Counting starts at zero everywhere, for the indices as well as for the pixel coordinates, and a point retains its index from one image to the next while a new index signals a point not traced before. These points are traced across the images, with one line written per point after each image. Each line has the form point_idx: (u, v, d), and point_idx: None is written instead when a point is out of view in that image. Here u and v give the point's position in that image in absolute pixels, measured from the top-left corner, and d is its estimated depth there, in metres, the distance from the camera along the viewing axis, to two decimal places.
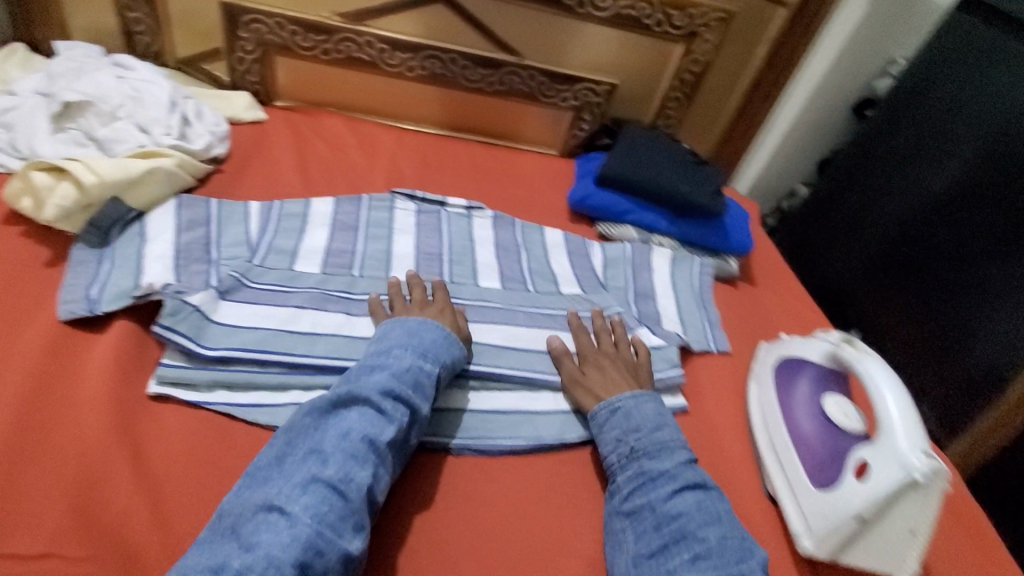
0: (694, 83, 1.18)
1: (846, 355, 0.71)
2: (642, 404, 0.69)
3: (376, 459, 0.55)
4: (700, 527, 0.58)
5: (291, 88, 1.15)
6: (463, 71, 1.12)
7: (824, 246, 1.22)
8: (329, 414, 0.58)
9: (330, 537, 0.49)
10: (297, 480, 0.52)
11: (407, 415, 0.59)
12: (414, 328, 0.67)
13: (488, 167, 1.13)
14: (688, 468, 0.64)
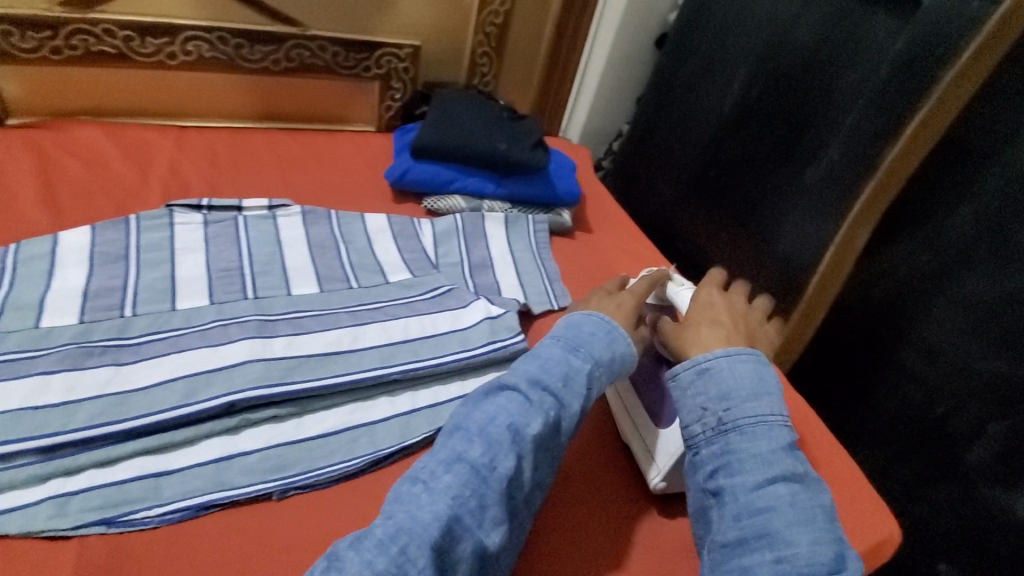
0: (499, 35, 1.13)
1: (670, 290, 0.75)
2: (737, 365, 0.58)
3: (519, 449, 0.53)
4: (788, 528, 0.49)
5: (22, 100, 0.93)
6: (240, 51, 0.97)
7: (643, 179, 1.17)
8: (480, 403, 0.57)
9: (468, 525, 0.49)
10: (442, 457, 0.52)
11: (556, 407, 0.57)
12: (575, 321, 0.65)
13: (293, 155, 1.01)
14: (787, 456, 0.53)
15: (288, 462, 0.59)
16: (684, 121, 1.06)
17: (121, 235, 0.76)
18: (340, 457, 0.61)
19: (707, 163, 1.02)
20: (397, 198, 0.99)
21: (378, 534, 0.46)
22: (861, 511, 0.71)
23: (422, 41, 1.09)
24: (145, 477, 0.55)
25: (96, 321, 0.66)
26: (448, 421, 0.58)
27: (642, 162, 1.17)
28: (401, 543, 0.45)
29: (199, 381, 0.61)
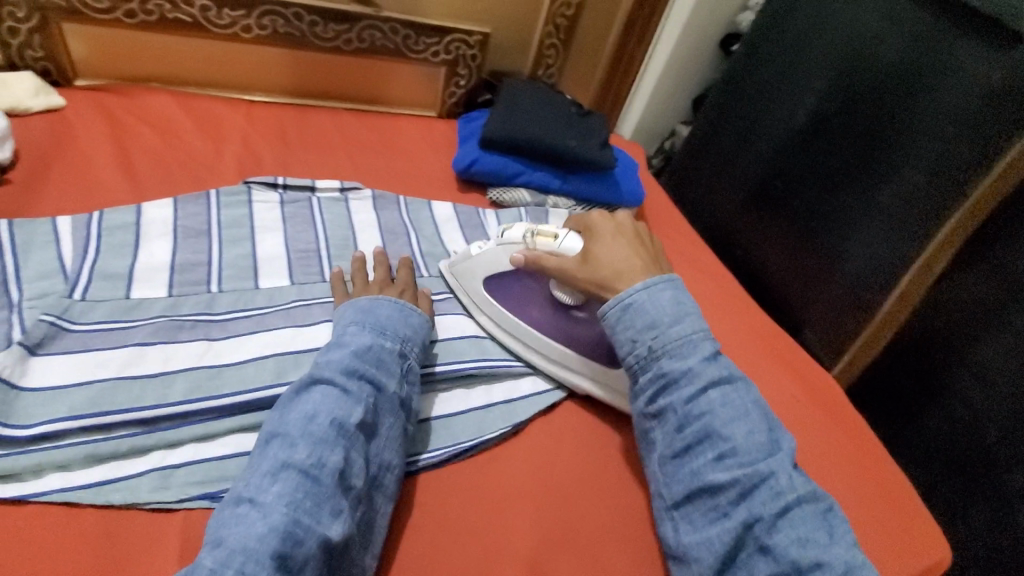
0: (568, 28, 1.13)
1: (545, 244, 0.71)
2: (657, 292, 0.63)
3: (347, 442, 0.51)
4: (723, 426, 0.56)
5: (94, 61, 0.91)
6: (313, 28, 0.96)
7: (704, 183, 1.17)
8: (294, 402, 0.54)
9: (308, 523, 0.45)
10: (266, 470, 0.48)
11: (373, 393, 0.56)
12: (367, 307, 0.64)
13: (358, 137, 1.00)
14: (713, 364, 0.59)
15: None
16: (753, 124, 1.05)
17: (199, 210, 0.76)
18: (419, 447, 0.62)
19: (773, 175, 1.02)
20: (461, 187, 0.99)
21: (207, 565, 0.42)
22: (907, 538, 0.71)
23: (491, 28, 1.08)
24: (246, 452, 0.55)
25: (184, 295, 0.66)
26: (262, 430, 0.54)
27: (704, 167, 1.17)
28: (236, 568, 0.42)
29: (289, 361, 0.61)
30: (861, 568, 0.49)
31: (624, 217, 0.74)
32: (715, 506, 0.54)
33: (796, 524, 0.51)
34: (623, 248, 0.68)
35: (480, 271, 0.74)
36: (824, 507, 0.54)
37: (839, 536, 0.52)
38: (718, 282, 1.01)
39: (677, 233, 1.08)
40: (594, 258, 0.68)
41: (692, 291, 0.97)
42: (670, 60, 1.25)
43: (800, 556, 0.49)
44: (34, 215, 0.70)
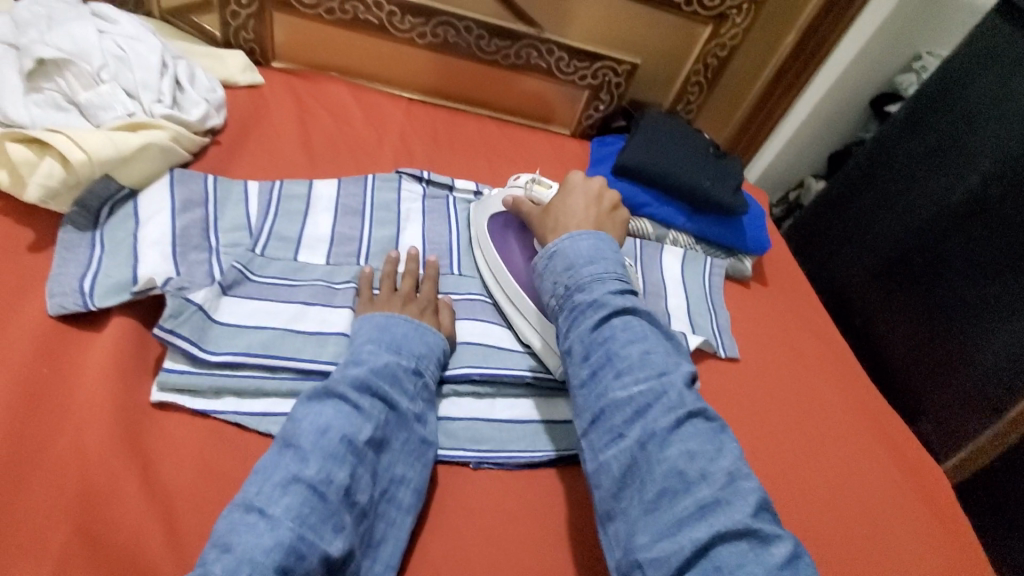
0: (717, 69, 1.13)
1: (537, 192, 0.80)
2: (577, 241, 0.63)
3: (354, 458, 0.53)
4: (623, 347, 0.54)
5: (290, 47, 1.04)
6: (478, 42, 1.03)
7: (832, 247, 1.14)
8: (307, 411, 0.54)
9: (312, 539, 0.47)
10: (276, 481, 0.49)
11: (384, 410, 0.57)
12: (383, 323, 0.65)
13: (498, 144, 1.07)
14: (619, 295, 0.58)
15: (484, 437, 0.66)
16: (900, 195, 1.02)
17: (359, 192, 0.85)
18: (523, 445, 0.67)
19: (912, 251, 0.98)
20: None
21: (216, 573, 0.43)
22: None
23: (642, 60, 1.11)
24: None
25: (338, 265, 0.75)
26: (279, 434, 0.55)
27: (834, 228, 1.14)
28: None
29: None
30: (748, 479, 0.47)
31: (594, 179, 0.76)
32: (612, 428, 0.51)
33: (687, 438, 0.49)
34: (575, 202, 0.71)
35: (485, 212, 0.83)
36: (719, 424, 0.52)
37: (726, 448, 0.49)
38: (830, 347, 0.98)
39: (795, 288, 1.06)
40: (549, 209, 0.72)
41: (800, 349, 0.95)
42: (814, 111, 1.22)
43: (689, 469, 0.47)
44: (231, 175, 0.81)
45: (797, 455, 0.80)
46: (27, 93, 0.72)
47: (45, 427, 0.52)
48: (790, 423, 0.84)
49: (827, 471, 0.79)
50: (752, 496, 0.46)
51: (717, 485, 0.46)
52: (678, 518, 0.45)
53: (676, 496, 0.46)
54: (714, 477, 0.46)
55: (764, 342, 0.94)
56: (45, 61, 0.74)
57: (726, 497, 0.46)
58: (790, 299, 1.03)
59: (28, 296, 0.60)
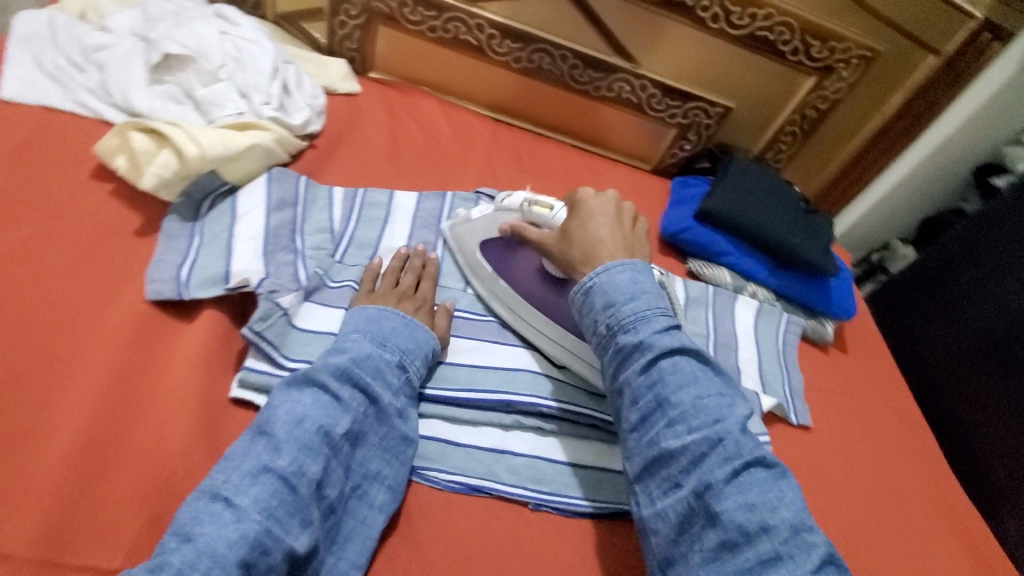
0: (814, 120, 1.09)
1: (538, 214, 0.71)
2: (614, 273, 0.60)
3: (329, 451, 0.52)
4: (674, 393, 0.53)
5: (388, 59, 1.06)
6: (572, 71, 1.03)
7: (920, 320, 1.10)
8: (283, 398, 0.54)
9: (279, 534, 0.47)
10: (245, 470, 0.48)
11: (365, 403, 0.57)
12: (374, 316, 0.64)
13: (578, 173, 1.06)
14: (666, 335, 0.56)
15: (544, 478, 0.64)
16: (1002, 274, 0.97)
17: (438, 207, 0.85)
18: (583, 491, 0.64)
19: (1012, 334, 0.94)
20: (662, 249, 0.99)
21: (175, 564, 0.42)
22: None
23: (736, 104, 1.08)
24: (442, 437, 0.64)
25: None
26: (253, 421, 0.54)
27: (923, 300, 1.10)
28: (201, 571, 0.42)
29: (480, 375, 0.68)
30: (813, 532, 0.47)
31: (608, 194, 0.69)
32: (668, 477, 0.52)
33: (745, 489, 0.49)
34: (601, 231, 0.65)
35: (478, 236, 0.76)
36: (778, 470, 0.51)
37: (789, 498, 0.49)
38: (910, 428, 0.91)
39: (875, 359, 0.99)
40: (569, 236, 0.66)
41: (876, 425, 0.89)
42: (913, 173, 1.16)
43: (748, 521, 0.47)
44: (322, 180, 0.84)
45: (867, 543, 0.74)
46: (150, 83, 0.78)
47: (131, 412, 0.53)
48: (860, 505, 0.78)
49: (901, 564, 0.73)
50: (816, 550, 0.46)
51: (780, 539, 0.46)
52: (740, 568, 0.46)
53: (736, 547, 0.47)
54: (778, 532, 0.46)
55: (837, 412, 0.88)
56: (170, 57, 0.79)
57: (789, 550, 0.46)
58: (869, 369, 0.97)
59: (131, 277, 0.62)
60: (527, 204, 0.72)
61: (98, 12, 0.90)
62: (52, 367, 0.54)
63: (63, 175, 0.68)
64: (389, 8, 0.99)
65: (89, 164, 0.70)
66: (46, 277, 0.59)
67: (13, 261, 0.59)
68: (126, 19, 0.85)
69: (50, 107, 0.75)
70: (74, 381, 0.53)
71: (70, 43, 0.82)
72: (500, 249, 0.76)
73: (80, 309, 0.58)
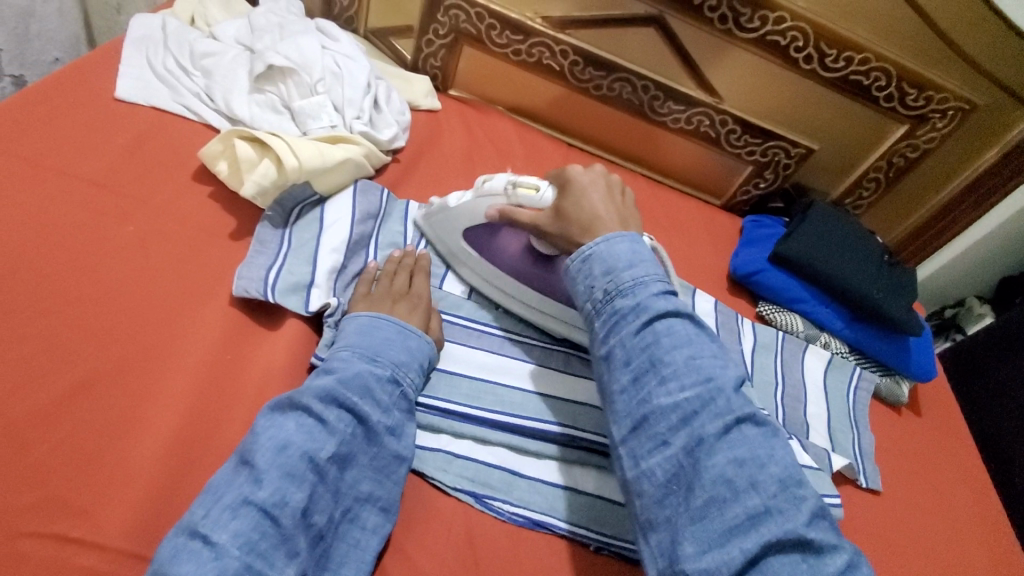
0: (901, 168, 1.05)
1: (525, 197, 0.69)
2: (613, 243, 0.59)
3: (315, 477, 0.51)
4: (668, 353, 0.52)
5: (469, 78, 1.08)
6: (652, 102, 1.03)
7: (1000, 389, 1.07)
8: (267, 424, 0.52)
9: (261, 568, 0.46)
10: (226, 503, 0.47)
11: (353, 423, 0.55)
12: (366, 326, 0.62)
13: (647, 203, 1.05)
14: (663, 298, 0.55)
15: (607, 521, 0.62)
16: None
17: None
18: None
19: None
20: (730, 289, 0.97)
21: None
22: None
23: (820, 145, 1.04)
24: (507, 465, 0.63)
25: (479, 304, 0.76)
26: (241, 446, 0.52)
27: (1003, 371, 1.07)
28: None
29: (549, 406, 0.68)
30: (801, 486, 0.47)
31: (595, 169, 0.70)
32: (655, 435, 0.50)
33: (734, 445, 0.48)
34: (594, 203, 0.65)
35: (459, 223, 0.74)
36: (769, 429, 0.50)
37: (777, 455, 0.48)
38: (987, 507, 0.85)
39: (951, 427, 0.93)
40: (565, 214, 0.66)
41: (951, 498, 0.84)
42: (997, 230, 1.11)
43: (739, 475, 0.46)
44: (402, 195, 0.85)
45: None
46: (252, 92, 0.82)
47: (221, 411, 0.55)
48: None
49: None
50: (804, 504, 0.46)
51: (768, 494, 0.46)
52: (727, 526, 0.45)
53: (724, 504, 0.46)
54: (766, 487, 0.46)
55: (909, 479, 0.83)
56: (273, 68, 0.83)
57: (778, 505, 0.45)
58: (943, 435, 0.92)
59: (224, 279, 0.65)
60: (511, 187, 0.70)
61: (206, 19, 0.95)
62: (151, 363, 0.56)
63: (167, 175, 0.72)
64: (477, 29, 1.00)
65: (191, 167, 0.74)
66: (147, 274, 0.62)
67: (120, 255, 0.63)
68: (232, 28, 0.89)
69: (159, 109, 0.79)
70: (169, 381, 0.56)
71: (180, 48, 0.86)
72: (485, 235, 0.75)
73: (175, 308, 0.61)
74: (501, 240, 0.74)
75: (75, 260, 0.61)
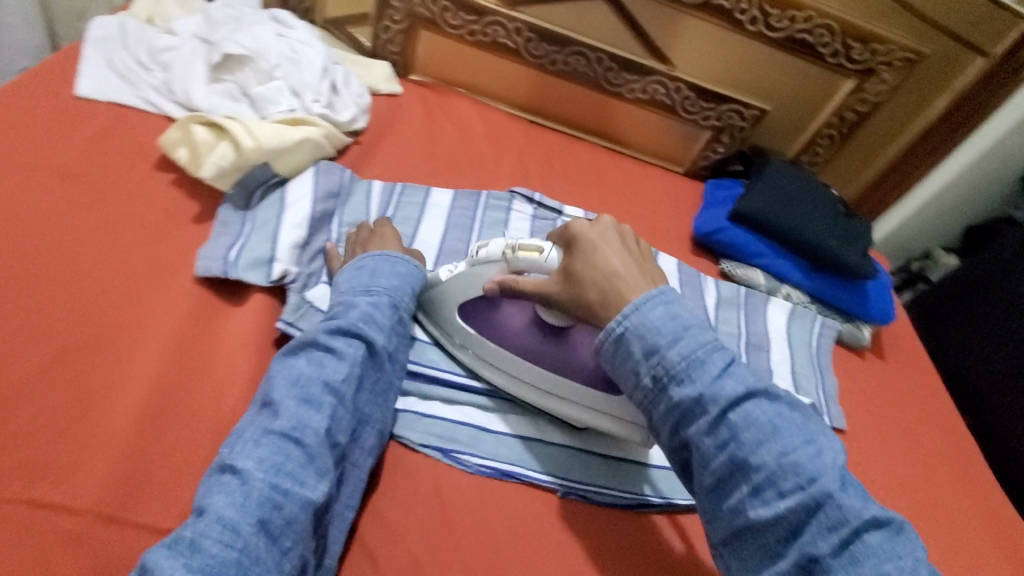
0: (853, 123, 1.09)
1: (527, 260, 0.62)
2: (647, 312, 0.55)
3: (333, 401, 0.55)
4: (753, 451, 0.50)
5: (428, 62, 1.10)
6: (607, 73, 1.05)
7: (967, 334, 1.10)
8: (281, 366, 0.56)
9: (288, 488, 0.49)
10: (250, 435, 0.51)
11: (361, 350, 0.59)
12: (359, 268, 0.66)
13: (609, 173, 1.07)
14: (726, 377, 0.52)
15: (573, 467, 0.65)
16: None
17: (472, 205, 0.88)
18: (609, 483, 0.65)
19: None
20: (693, 250, 0.99)
21: (187, 536, 0.44)
22: None
23: (773, 107, 1.07)
24: (473, 421, 0.66)
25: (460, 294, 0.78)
26: (259, 390, 0.56)
27: (967, 317, 1.10)
28: (215, 539, 0.44)
29: None
30: None
31: (602, 221, 0.63)
32: (766, 545, 0.49)
33: (862, 562, 0.46)
34: (609, 265, 0.59)
35: (457, 297, 0.67)
36: (891, 526, 0.48)
37: (904, 560, 0.46)
38: (952, 439, 0.88)
39: (915, 369, 0.96)
40: (576, 277, 0.59)
41: (915, 434, 0.86)
42: (953, 180, 1.14)
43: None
44: (365, 175, 0.88)
45: None
46: (210, 82, 0.84)
47: (190, 380, 0.57)
48: (900, 513, 0.76)
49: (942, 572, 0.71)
50: None
51: None
52: None
53: None
54: None
55: (873, 417, 0.86)
56: (229, 57, 0.85)
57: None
58: (906, 375, 0.95)
59: (189, 259, 0.67)
60: (511, 252, 0.62)
61: (164, 17, 0.97)
62: (115, 339, 0.58)
63: (129, 164, 0.73)
64: (432, 12, 1.02)
65: (152, 156, 0.75)
66: (112, 257, 0.64)
67: (84, 240, 0.64)
68: (189, 23, 0.91)
69: (117, 103, 0.80)
70: (134, 354, 0.57)
71: (137, 44, 0.87)
72: (485, 308, 0.68)
73: (140, 288, 0.63)
74: (507, 313, 0.68)
75: (40, 247, 0.62)
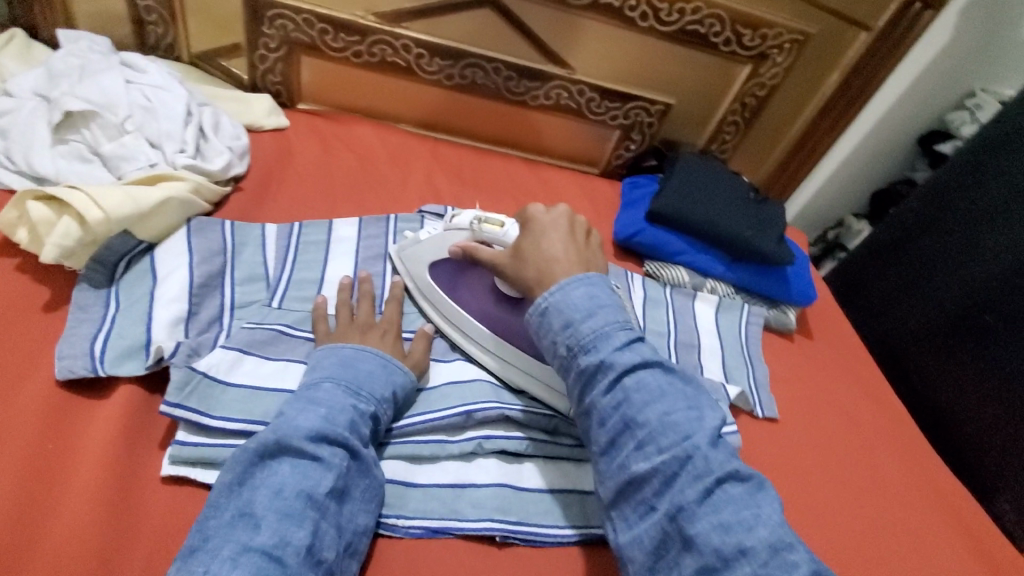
0: (755, 108, 1.09)
1: (488, 233, 0.67)
2: (569, 291, 0.54)
3: (317, 513, 0.47)
4: (640, 411, 0.48)
5: (316, 87, 1.02)
6: (506, 82, 1.01)
7: (884, 296, 1.13)
8: (256, 473, 0.48)
9: None
10: (225, 555, 0.43)
11: (346, 458, 0.52)
12: (348, 358, 0.59)
13: (523, 182, 1.03)
14: (629, 350, 0.51)
15: (510, 507, 0.60)
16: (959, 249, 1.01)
17: (382, 230, 0.81)
18: (551, 520, 0.60)
19: (979, 306, 0.96)
20: (617, 253, 0.97)
21: None
22: None
23: (676, 99, 1.06)
24: (398, 477, 0.60)
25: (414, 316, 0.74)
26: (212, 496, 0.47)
27: (884, 280, 1.13)
28: None
29: (436, 397, 0.65)
30: (793, 551, 0.42)
31: (560, 211, 0.64)
32: (643, 500, 0.47)
33: (719, 509, 0.44)
34: (553, 247, 0.60)
35: (425, 258, 0.72)
36: (754, 483, 0.46)
37: (767, 516, 0.44)
38: (883, 408, 0.90)
39: (842, 343, 0.98)
40: (522, 254, 0.61)
41: (850, 409, 0.87)
42: (855, 151, 1.17)
43: (724, 543, 0.42)
44: (257, 221, 0.80)
45: (854, 531, 0.72)
46: (54, 144, 0.73)
47: (35, 512, 0.49)
48: (848, 494, 0.76)
49: (889, 549, 0.71)
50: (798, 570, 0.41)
51: (760, 561, 0.41)
52: None
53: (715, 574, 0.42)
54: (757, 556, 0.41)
55: (809, 399, 0.87)
56: (73, 113, 0.75)
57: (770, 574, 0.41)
58: (835, 351, 0.96)
59: (42, 358, 0.58)
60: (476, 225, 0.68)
61: None
62: None
63: None
64: (309, 35, 0.95)
65: None
66: None
67: None
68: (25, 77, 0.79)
69: None
70: None
71: None
72: (451, 271, 0.73)
73: None
74: (469, 281, 0.72)
75: None
